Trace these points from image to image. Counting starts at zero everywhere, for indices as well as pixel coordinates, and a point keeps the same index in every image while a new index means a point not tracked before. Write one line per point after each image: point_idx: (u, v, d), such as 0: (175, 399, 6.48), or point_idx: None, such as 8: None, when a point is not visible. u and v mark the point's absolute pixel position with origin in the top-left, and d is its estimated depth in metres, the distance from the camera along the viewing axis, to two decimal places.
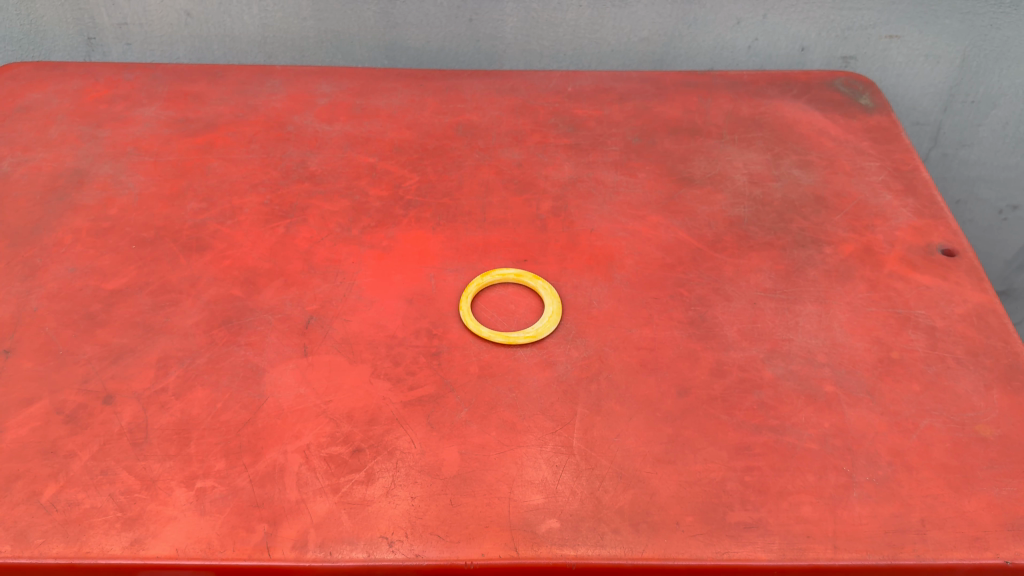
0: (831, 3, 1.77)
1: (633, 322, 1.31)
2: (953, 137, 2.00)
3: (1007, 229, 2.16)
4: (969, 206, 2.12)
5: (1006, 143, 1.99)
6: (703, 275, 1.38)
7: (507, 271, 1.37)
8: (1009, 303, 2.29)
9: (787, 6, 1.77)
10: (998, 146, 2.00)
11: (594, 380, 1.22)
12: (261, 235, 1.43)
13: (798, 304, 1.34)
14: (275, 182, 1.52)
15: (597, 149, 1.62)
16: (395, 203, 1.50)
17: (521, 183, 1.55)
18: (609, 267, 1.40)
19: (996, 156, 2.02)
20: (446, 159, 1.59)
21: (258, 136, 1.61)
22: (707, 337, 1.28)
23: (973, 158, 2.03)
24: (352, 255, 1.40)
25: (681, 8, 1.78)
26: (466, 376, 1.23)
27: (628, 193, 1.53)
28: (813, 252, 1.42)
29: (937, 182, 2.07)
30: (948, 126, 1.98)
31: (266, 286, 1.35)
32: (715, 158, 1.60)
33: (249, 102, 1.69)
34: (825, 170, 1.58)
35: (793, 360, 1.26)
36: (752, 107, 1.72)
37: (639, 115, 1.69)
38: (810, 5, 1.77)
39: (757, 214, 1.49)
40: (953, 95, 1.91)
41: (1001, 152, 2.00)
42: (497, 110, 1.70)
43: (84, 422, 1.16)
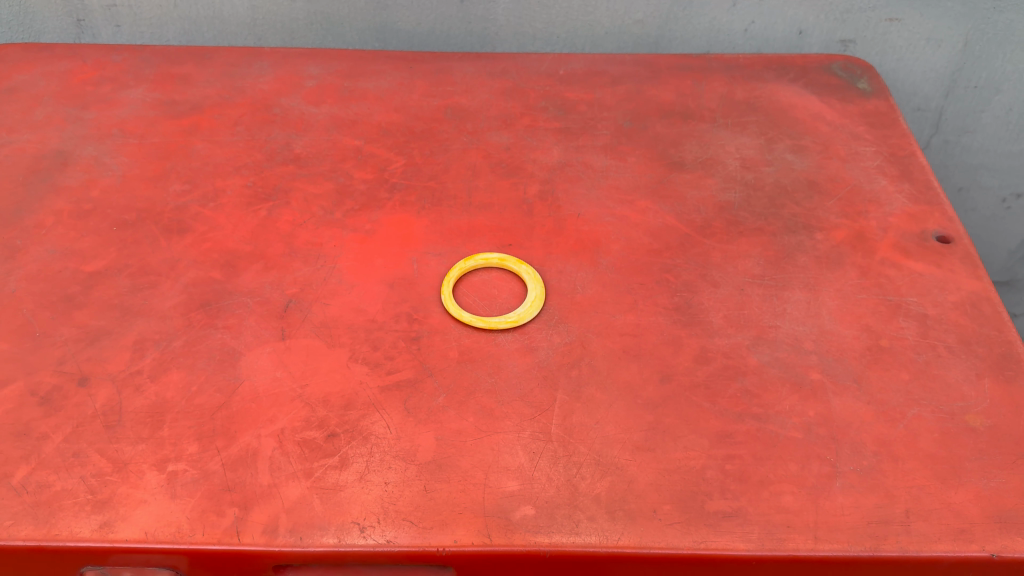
0: None
1: (617, 308, 1.28)
2: (955, 124, 1.96)
3: (1010, 219, 2.12)
4: (971, 194, 2.08)
5: (1010, 130, 1.95)
6: (691, 261, 1.36)
7: (491, 255, 1.35)
8: (1011, 294, 2.26)
9: None
10: (1001, 133, 1.96)
11: (576, 366, 1.20)
12: (243, 218, 1.41)
13: (787, 290, 1.31)
14: (259, 165, 1.51)
15: (587, 132, 1.59)
16: (380, 186, 1.48)
17: (509, 167, 1.52)
18: (594, 252, 1.37)
19: (999, 143, 1.98)
20: (433, 142, 1.57)
21: (244, 119, 1.59)
22: (692, 324, 1.26)
23: (976, 145, 1.99)
24: (335, 239, 1.39)
25: None
26: (444, 362, 1.21)
27: (617, 177, 1.50)
28: (804, 238, 1.39)
29: (939, 170, 2.04)
30: (949, 112, 1.94)
31: (246, 270, 1.33)
32: (707, 143, 1.57)
33: (236, 84, 1.67)
34: (820, 155, 1.54)
35: (779, 347, 1.23)
36: (747, 90, 1.69)
37: (631, 98, 1.66)
38: None
39: (748, 199, 1.46)
40: (955, 80, 1.87)
41: (1004, 139, 1.97)
42: (486, 93, 1.67)
43: (58, 404, 1.15)
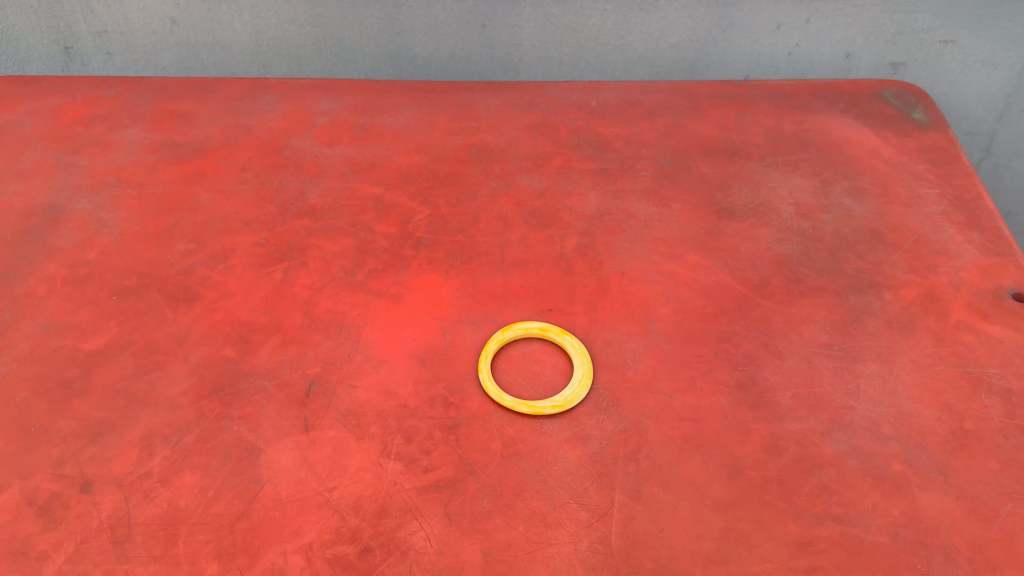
0: (882, 6, 1.61)
1: (674, 387, 1.17)
2: (1007, 148, 1.83)
3: None
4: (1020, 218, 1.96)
5: None
6: (750, 328, 1.24)
7: (531, 323, 1.23)
8: None
9: (832, 9, 1.61)
10: None
11: (633, 460, 1.09)
12: (256, 282, 1.29)
13: (858, 363, 1.20)
14: (271, 218, 1.38)
15: (626, 174, 1.46)
16: (404, 242, 1.35)
17: (544, 217, 1.39)
18: (644, 317, 1.25)
19: None
20: (459, 188, 1.44)
21: (251, 163, 1.46)
22: (757, 406, 1.15)
23: None
24: (357, 305, 1.26)
25: (716, 12, 1.62)
26: (487, 456, 1.09)
27: (663, 227, 1.38)
28: (872, 298, 1.28)
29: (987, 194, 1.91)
30: (1002, 136, 1.81)
31: (262, 346, 1.20)
32: (757, 185, 1.45)
33: (241, 122, 1.54)
34: (880, 199, 1.42)
35: (856, 434, 1.12)
36: (796, 122, 1.56)
37: (671, 133, 1.54)
38: (858, 8, 1.61)
39: (808, 252, 1.34)
40: (1009, 104, 1.75)
41: None
42: (514, 128, 1.55)
43: (58, 516, 1.02)
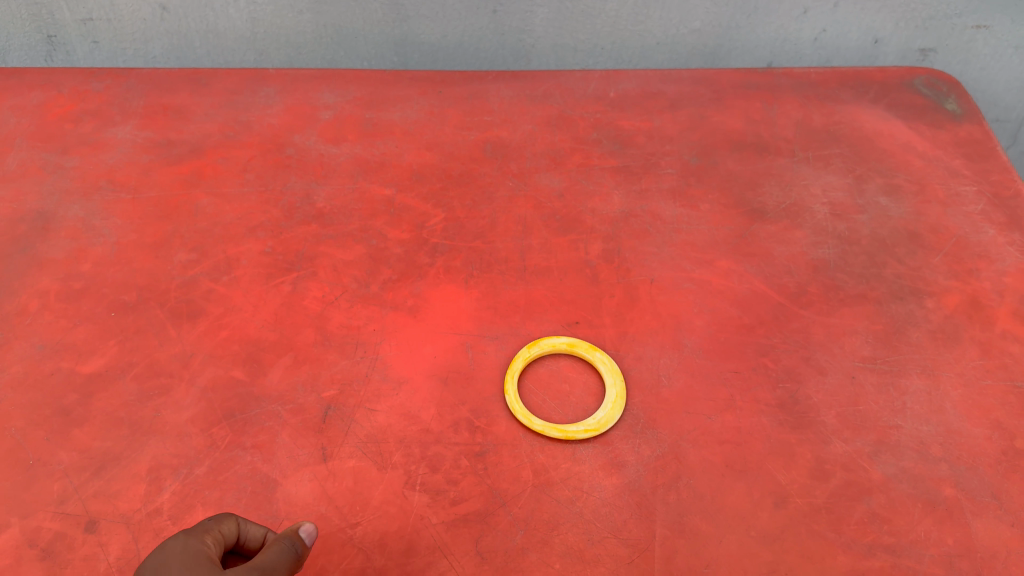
0: None
1: (712, 407, 1.11)
2: None
3: None
4: None
5: None
6: (789, 340, 1.18)
7: (558, 338, 1.16)
8: None
9: None
10: None
11: (673, 489, 1.03)
12: (264, 295, 1.21)
13: (903, 378, 1.14)
14: (277, 223, 1.30)
15: (650, 172, 1.39)
16: (419, 249, 1.27)
17: (565, 220, 1.32)
18: (676, 330, 1.19)
19: None
20: (475, 188, 1.36)
21: (253, 163, 1.38)
22: (801, 427, 1.09)
23: None
24: (373, 319, 1.18)
25: None
26: (519, 486, 1.02)
27: (691, 231, 1.31)
28: (914, 306, 1.22)
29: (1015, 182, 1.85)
30: None
31: (273, 365, 1.13)
32: (788, 184, 1.38)
33: (240, 117, 1.45)
34: (916, 197, 1.36)
35: (904, 455, 1.07)
36: (825, 115, 1.51)
37: (695, 127, 1.47)
38: None
39: (845, 257, 1.28)
40: None
41: None
42: (529, 122, 1.48)
43: (63, 559, 0.95)
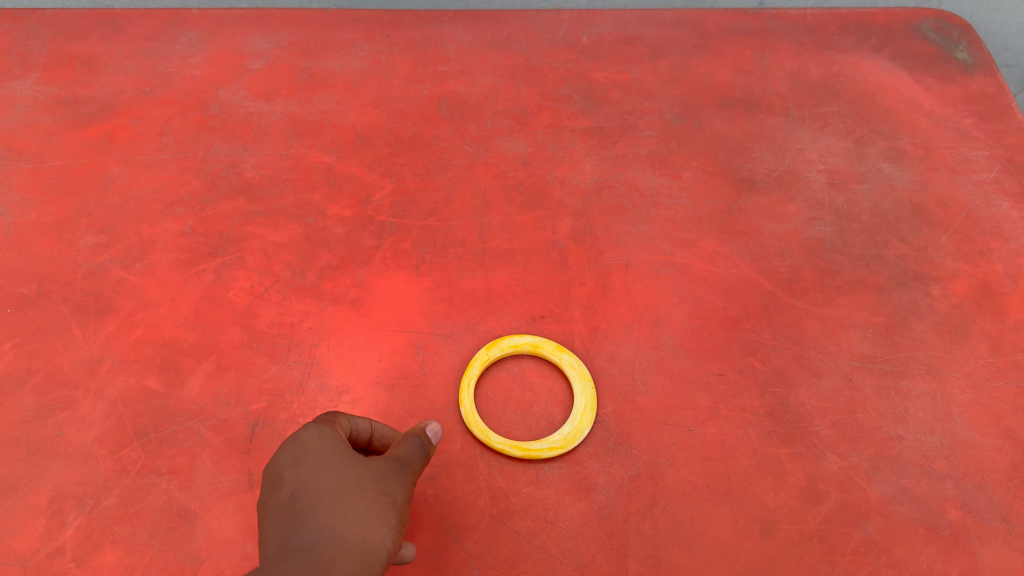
0: None
1: (694, 419, 1.06)
2: None
3: None
4: None
5: None
6: (779, 336, 1.15)
7: (522, 337, 1.11)
8: None
9: None
10: None
11: (649, 516, 0.97)
12: (182, 285, 1.18)
13: (906, 380, 1.10)
14: (197, 197, 1.29)
15: (627, 136, 1.43)
16: (362, 228, 1.26)
17: (530, 193, 1.32)
18: (655, 324, 1.16)
19: None
20: (426, 154, 1.38)
21: (171, 123, 1.40)
22: (793, 440, 1.04)
23: None
24: (308, 314, 1.15)
25: None
26: (474, 514, 0.97)
27: (670, 207, 1.31)
28: (917, 293, 1.20)
29: None
30: None
31: (192, 373, 1.09)
32: (779, 149, 1.41)
33: (157, 69, 1.50)
34: (922, 164, 1.38)
35: (906, 472, 1.02)
36: (822, 66, 1.57)
37: (677, 80, 1.53)
38: None
39: (842, 236, 1.27)
40: None
41: None
42: (489, 74, 1.52)
43: None
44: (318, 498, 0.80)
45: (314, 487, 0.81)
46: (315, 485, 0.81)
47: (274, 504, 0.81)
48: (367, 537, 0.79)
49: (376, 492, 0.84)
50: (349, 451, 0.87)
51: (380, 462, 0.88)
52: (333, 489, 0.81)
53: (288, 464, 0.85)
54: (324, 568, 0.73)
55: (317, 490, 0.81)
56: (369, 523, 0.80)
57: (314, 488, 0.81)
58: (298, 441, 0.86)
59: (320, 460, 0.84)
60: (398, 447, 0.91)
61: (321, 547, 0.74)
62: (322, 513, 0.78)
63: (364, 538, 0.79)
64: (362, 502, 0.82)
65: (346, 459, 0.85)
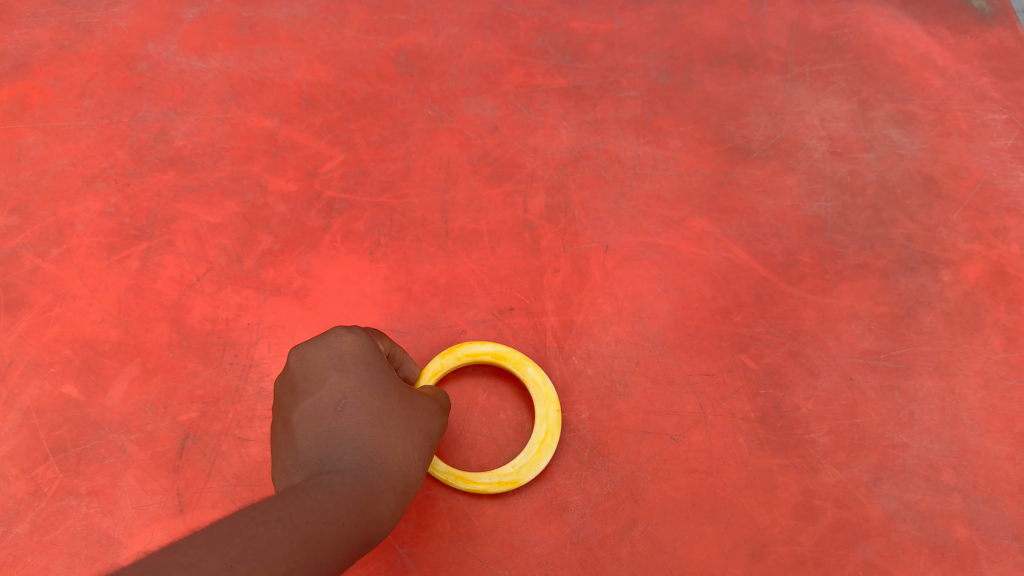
0: None
1: (679, 430, 1.49)
2: None
3: None
4: None
5: None
6: (772, 327, 1.62)
7: (480, 349, 1.49)
8: None
9: None
10: None
11: (626, 540, 1.40)
12: (109, 270, 1.63)
13: (916, 381, 1.56)
14: (118, 167, 1.74)
15: (607, 98, 1.90)
16: (307, 206, 1.71)
17: (503, 167, 1.78)
18: (642, 317, 1.61)
19: None
20: (376, 117, 1.84)
21: (91, 84, 1.86)
22: (786, 447, 1.49)
23: None
24: (240, 304, 1.59)
25: None
26: (445, 535, 1.39)
27: (655, 184, 1.77)
28: (930, 283, 1.67)
29: None
30: None
31: (120, 377, 1.51)
32: (778, 112, 1.90)
33: (76, 22, 1.96)
34: (936, 131, 1.86)
35: (911, 488, 1.46)
36: (827, 19, 2.07)
37: (653, 31, 2.03)
38: None
39: (847, 213, 1.76)
40: None
41: None
42: (450, 26, 2.00)
43: None
44: (359, 419, 0.98)
45: (358, 402, 1.00)
46: (358, 399, 1.01)
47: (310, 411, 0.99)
48: (405, 472, 0.97)
49: (414, 436, 1.04)
50: (389, 376, 1.09)
51: (416, 420, 1.08)
52: (385, 413, 1.02)
53: (330, 365, 1.05)
54: (375, 491, 0.88)
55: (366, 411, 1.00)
56: (406, 459, 0.99)
57: (358, 405, 1.00)
58: (342, 352, 1.07)
59: (358, 373, 1.05)
60: (430, 411, 1.13)
61: (367, 467, 0.91)
62: (365, 433, 0.96)
63: (404, 471, 0.98)
64: (402, 437, 1.02)
65: (389, 397, 1.05)
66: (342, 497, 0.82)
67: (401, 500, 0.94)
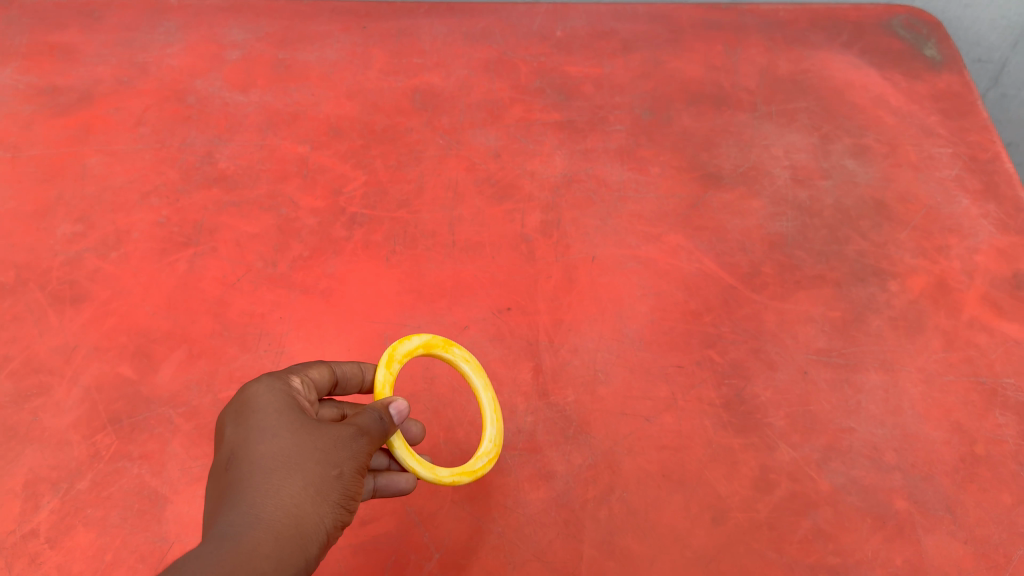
0: None
1: (652, 410, 1.34)
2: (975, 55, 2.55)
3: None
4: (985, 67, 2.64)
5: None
6: (738, 327, 1.46)
7: (411, 342, 1.11)
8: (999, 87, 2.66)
9: None
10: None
11: (604, 503, 1.24)
12: (158, 272, 1.52)
13: (860, 372, 1.40)
14: (176, 185, 1.67)
15: (600, 130, 1.83)
16: (335, 220, 1.61)
17: (503, 186, 1.69)
18: (619, 318, 1.47)
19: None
20: (396, 144, 1.77)
21: (149, 113, 1.81)
22: (748, 422, 1.33)
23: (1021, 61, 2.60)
24: (278, 300, 1.47)
25: None
26: (426, 538, 1.21)
27: (638, 204, 1.67)
28: (876, 290, 1.52)
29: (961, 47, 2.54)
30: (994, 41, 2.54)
31: (166, 363, 1.38)
32: (746, 144, 1.80)
33: (137, 59, 1.94)
34: (887, 160, 1.77)
35: (855, 463, 1.29)
36: (792, 65, 2.01)
37: (647, 73, 1.98)
38: None
39: (805, 230, 1.62)
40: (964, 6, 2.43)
41: None
42: (462, 68, 1.97)
43: None
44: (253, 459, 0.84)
45: (250, 458, 0.83)
46: (251, 453, 0.84)
47: (215, 482, 0.84)
48: (297, 511, 0.81)
49: (311, 488, 0.83)
50: (296, 421, 0.88)
51: (326, 449, 0.86)
52: (269, 457, 0.84)
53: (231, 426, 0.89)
54: (249, 534, 0.75)
55: (245, 468, 0.83)
56: (295, 515, 0.80)
57: (253, 452, 0.84)
58: (239, 412, 0.89)
59: (255, 428, 0.87)
60: (344, 433, 0.88)
61: (239, 519, 0.76)
62: (257, 480, 0.82)
63: (292, 517, 0.80)
64: (295, 482, 0.82)
65: (280, 438, 0.86)
66: (217, 546, 0.71)
67: (294, 541, 0.79)
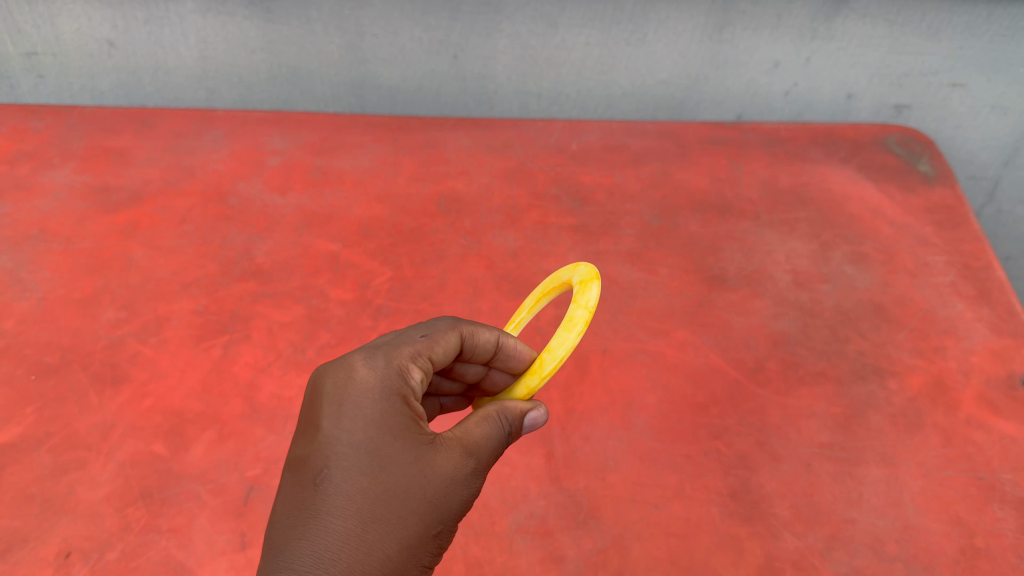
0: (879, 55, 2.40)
1: (661, 498, 1.38)
2: (962, 162, 2.73)
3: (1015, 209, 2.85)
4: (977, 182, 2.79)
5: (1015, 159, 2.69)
6: (744, 420, 1.51)
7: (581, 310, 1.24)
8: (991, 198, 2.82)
9: (735, 65, 2.42)
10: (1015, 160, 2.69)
11: None
12: (193, 356, 1.59)
13: (862, 467, 1.44)
14: (214, 277, 1.76)
15: (613, 234, 1.93)
16: (361, 311, 1.69)
17: (520, 282, 1.78)
18: (630, 408, 1.53)
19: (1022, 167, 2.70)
20: (420, 243, 1.87)
21: (193, 213, 1.93)
22: (753, 511, 1.37)
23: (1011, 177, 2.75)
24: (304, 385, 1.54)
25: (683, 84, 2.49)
26: None
27: (647, 302, 1.75)
28: (876, 388, 1.58)
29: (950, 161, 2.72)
30: (981, 157, 2.70)
31: (197, 442, 1.43)
32: (749, 250, 1.91)
33: (183, 163, 2.08)
34: (884, 269, 1.88)
35: (858, 553, 1.31)
36: (792, 180, 2.13)
37: (657, 183, 2.09)
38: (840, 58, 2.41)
39: (807, 331, 1.70)
40: (952, 123, 2.61)
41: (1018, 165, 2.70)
42: (483, 174, 2.09)
43: None
44: (365, 498, 0.93)
45: (361, 498, 0.92)
46: (363, 489, 0.93)
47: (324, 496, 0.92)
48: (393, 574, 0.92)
49: (411, 550, 0.94)
50: (417, 457, 0.98)
51: (433, 499, 0.97)
52: (382, 506, 0.93)
53: (342, 437, 0.96)
54: None
55: (359, 507, 0.92)
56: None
57: (366, 488, 0.93)
58: (354, 430, 0.97)
59: (372, 459, 0.95)
60: (453, 483, 0.99)
61: None
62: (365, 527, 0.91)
63: None
64: (397, 542, 0.93)
65: (395, 483, 0.95)
66: None
67: None
